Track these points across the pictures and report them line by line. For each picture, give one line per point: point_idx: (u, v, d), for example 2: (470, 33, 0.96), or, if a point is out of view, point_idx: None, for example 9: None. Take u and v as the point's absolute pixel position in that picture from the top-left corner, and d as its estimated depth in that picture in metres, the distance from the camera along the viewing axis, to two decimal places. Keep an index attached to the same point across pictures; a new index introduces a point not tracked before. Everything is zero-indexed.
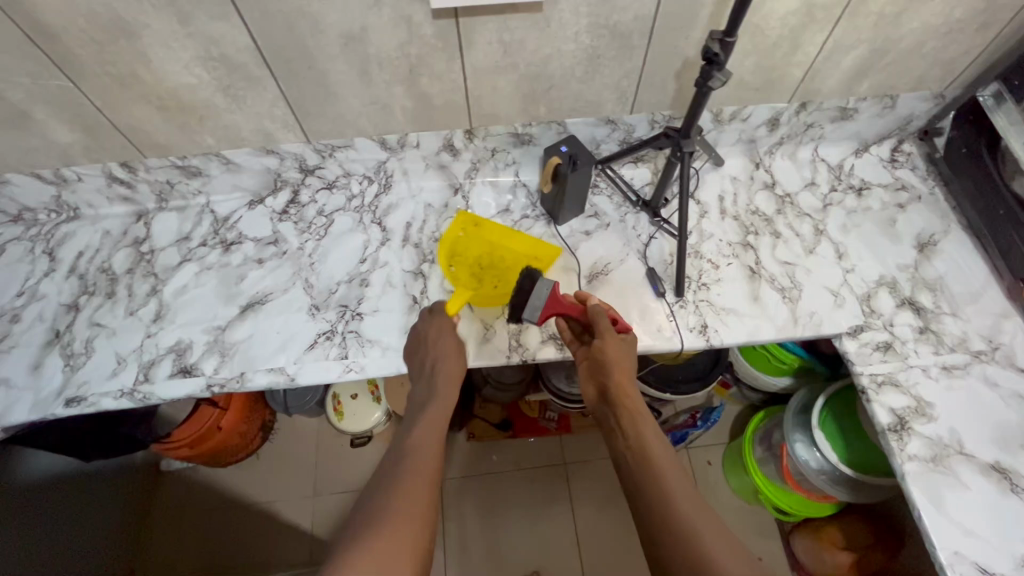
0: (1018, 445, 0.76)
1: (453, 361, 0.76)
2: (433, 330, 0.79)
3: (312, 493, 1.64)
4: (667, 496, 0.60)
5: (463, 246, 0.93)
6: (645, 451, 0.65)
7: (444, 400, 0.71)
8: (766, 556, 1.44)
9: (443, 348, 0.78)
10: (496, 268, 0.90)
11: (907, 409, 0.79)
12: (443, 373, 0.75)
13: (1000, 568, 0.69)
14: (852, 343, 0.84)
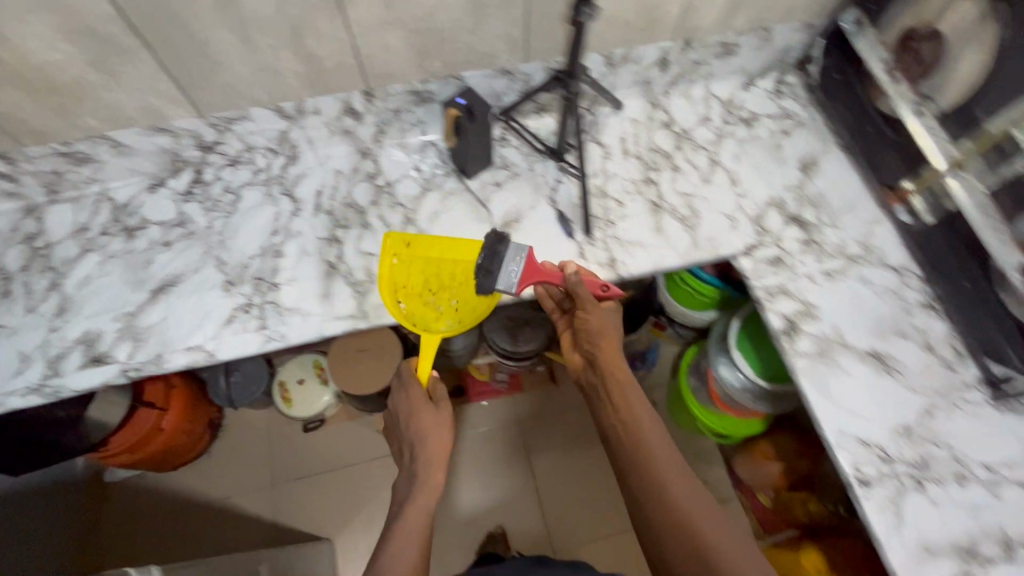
0: (892, 333, 0.85)
1: (430, 426, 0.96)
2: (407, 403, 0.98)
3: (269, 483, 1.63)
4: (648, 464, 0.74)
5: (402, 272, 0.88)
6: (628, 424, 0.78)
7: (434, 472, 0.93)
8: (711, 479, 1.55)
9: (423, 424, 0.97)
10: (449, 285, 0.87)
11: (796, 313, 0.87)
12: (424, 443, 0.95)
13: (879, 439, 0.78)
14: (747, 261, 0.91)
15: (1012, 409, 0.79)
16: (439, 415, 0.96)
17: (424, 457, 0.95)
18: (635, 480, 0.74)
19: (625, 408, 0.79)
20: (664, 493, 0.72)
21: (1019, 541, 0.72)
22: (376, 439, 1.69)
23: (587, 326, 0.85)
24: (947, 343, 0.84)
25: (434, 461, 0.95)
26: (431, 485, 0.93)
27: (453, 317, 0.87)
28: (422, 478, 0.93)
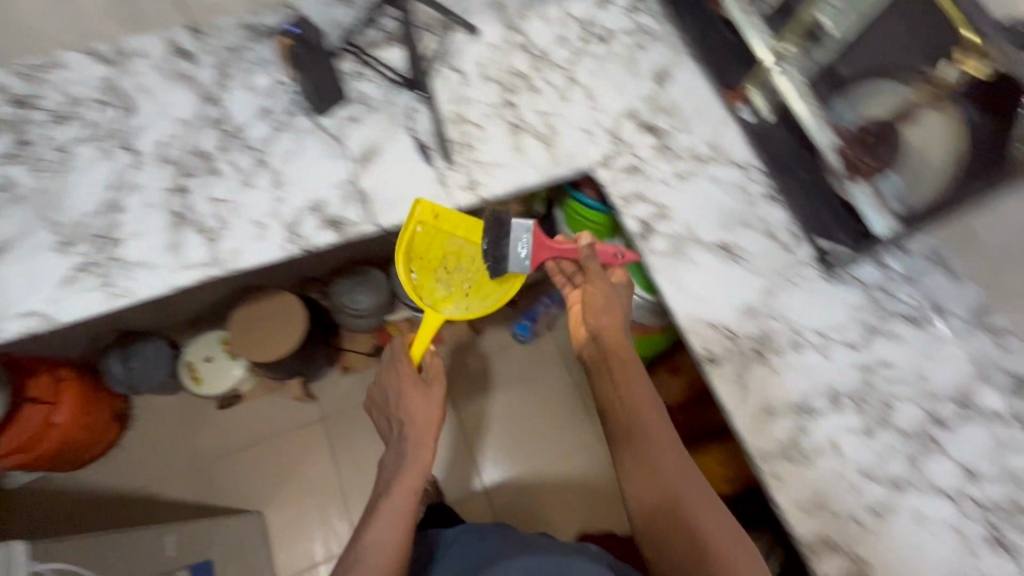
0: (737, 224, 0.90)
1: (420, 412, 0.93)
2: (397, 382, 0.95)
3: (190, 466, 1.60)
4: (649, 446, 0.78)
5: (418, 244, 0.85)
6: (632, 407, 0.81)
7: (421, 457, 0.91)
8: None
9: (414, 409, 0.93)
10: (462, 267, 0.89)
11: (651, 215, 0.90)
12: (412, 427, 0.93)
13: (725, 321, 0.84)
14: (604, 171, 0.93)
15: (838, 279, 0.87)
16: (427, 401, 0.94)
17: (410, 441, 0.92)
18: (636, 459, 0.78)
19: (628, 387, 0.82)
20: (661, 476, 0.76)
21: (844, 392, 0.80)
22: (297, 407, 1.67)
23: (600, 299, 0.87)
24: (786, 228, 0.90)
25: (421, 445, 0.92)
26: (417, 464, 0.90)
27: (461, 301, 0.88)
28: (410, 458, 0.91)
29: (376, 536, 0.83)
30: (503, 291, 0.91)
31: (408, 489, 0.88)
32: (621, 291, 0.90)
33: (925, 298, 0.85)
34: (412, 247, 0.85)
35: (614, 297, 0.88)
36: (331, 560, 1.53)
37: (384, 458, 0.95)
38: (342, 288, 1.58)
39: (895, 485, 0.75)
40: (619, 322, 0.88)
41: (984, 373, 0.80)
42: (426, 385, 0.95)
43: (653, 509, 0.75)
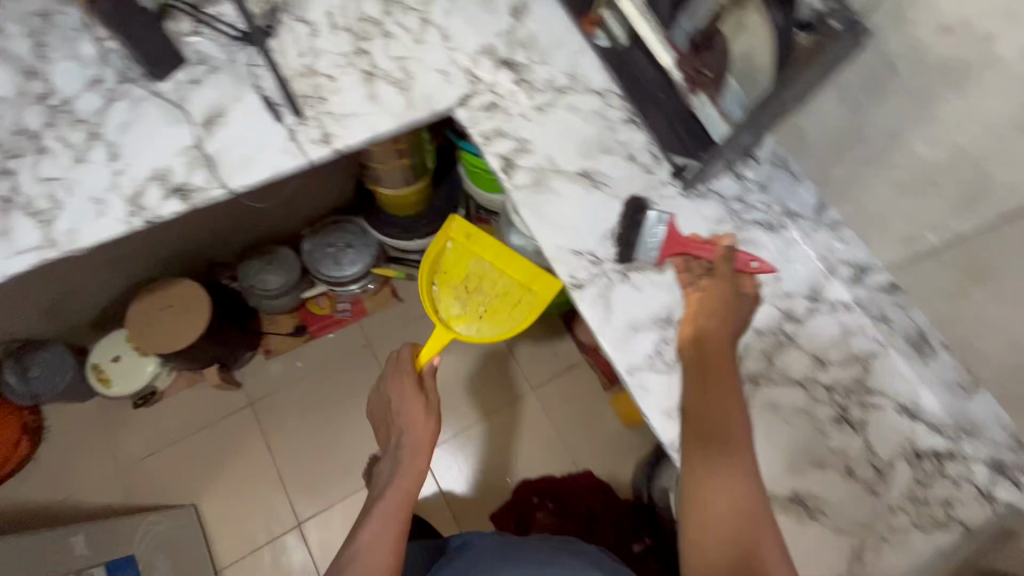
0: (599, 151, 0.91)
1: (419, 418, 0.95)
2: (398, 391, 0.98)
3: (116, 470, 1.55)
4: (731, 462, 0.65)
5: (450, 261, 1.04)
6: (721, 413, 0.67)
7: (413, 464, 0.92)
8: (560, 349, 1.67)
9: (410, 416, 0.96)
10: (482, 291, 1.02)
11: (512, 150, 0.90)
12: (412, 433, 0.95)
13: (590, 247, 0.86)
14: (463, 111, 0.93)
15: (697, 194, 0.89)
16: (426, 410, 0.96)
17: (409, 447, 0.94)
18: (709, 469, 0.65)
19: (722, 388, 0.69)
20: (740, 500, 0.64)
21: None
22: (224, 396, 1.64)
23: (710, 301, 0.78)
24: (646, 149, 0.92)
25: (417, 452, 0.93)
26: (412, 469, 0.91)
27: (473, 321, 1.00)
28: (404, 464, 0.92)
29: (371, 539, 0.82)
30: (515, 318, 0.99)
31: (404, 491, 0.88)
32: (749, 299, 0.80)
33: (778, 203, 0.88)
34: (443, 264, 1.05)
35: (736, 308, 0.78)
36: (273, 541, 1.52)
37: (383, 465, 0.96)
38: (253, 268, 1.54)
39: (751, 380, 0.80)
40: (729, 336, 0.75)
41: (831, 267, 0.84)
42: (425, 394, 0.98)
43: (710, 525, 0.64)
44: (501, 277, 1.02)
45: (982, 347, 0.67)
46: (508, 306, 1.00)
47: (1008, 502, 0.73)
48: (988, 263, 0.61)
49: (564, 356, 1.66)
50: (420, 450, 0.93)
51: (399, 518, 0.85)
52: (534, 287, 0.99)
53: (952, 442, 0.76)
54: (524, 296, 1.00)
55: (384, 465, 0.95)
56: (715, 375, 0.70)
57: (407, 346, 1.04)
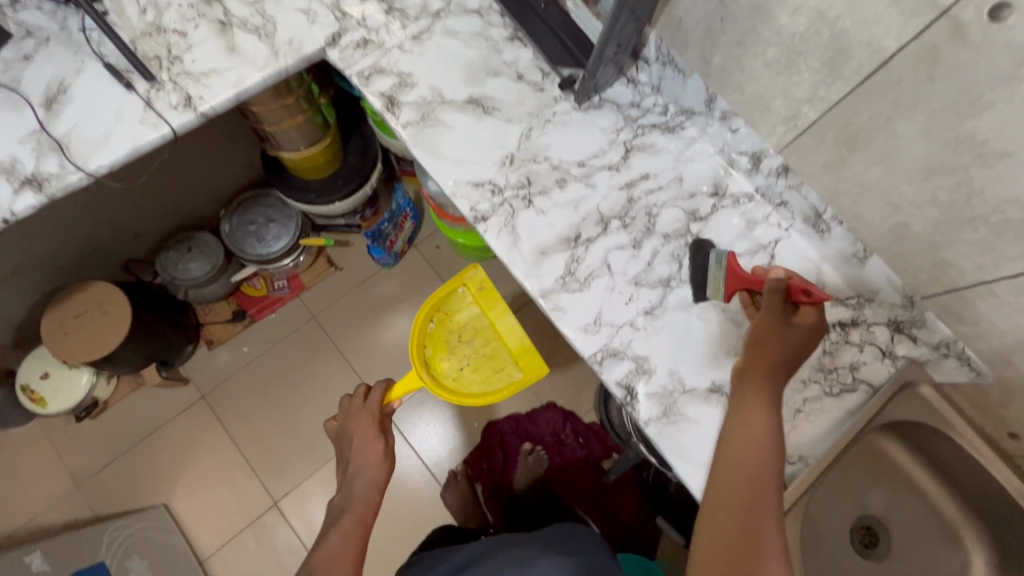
0: (485, 75, 0.87)
1: (374, 459, 0.93)
2: (356, 429, 0.97)
3: (74, 486, 1.51)
4: (746, 457, 0.60)
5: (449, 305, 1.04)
6: (742, 413, 0.63)
7: (366, 497, 0.89)
8: (509, 291, 1.66)
9: (367, 451, 0.94)
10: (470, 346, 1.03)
11: (394, 86, 0.86)
12: (366, 469, 0.92)
13: (488, 175, 0.83)
14: (334, 52, 0.87)
15: (591, 106, 0.87)
16: (384, 451, 0.94)
17: (362, 482, 0.91)
18: (723, 466, 0.61)
19: (749, 390, 0.65)
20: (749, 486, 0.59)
21: (611, 214, 0.83)
22: (173, 395, 1.60)
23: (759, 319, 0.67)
24: (535, 68, 0.88)
25: (373, 488, 0.91)
26: (368, 500, 0.89)
27: (452, 372, 1.02)
28: (359, 498, 0.89)
29: (326, 560, 0.79)
30: (490, 384, 1.00)
31: (360, 520, 0.85)
32: (807, 320, 0.67)
33: (673, 103, 0.87)
34: (443, 308, 1.05)
35: (803, 331, 0.66)
36: (253, 524, 1.52)
37: (336, 500, 0.93)
38: (172, 260, 1.46)
39: (663, 284, 0.80)
40: (784, 356, 0.65)
41: (730, 159, 0.84)
42: (385, 435, 0.97)
43: (715, 522, 0.58)
44: (493, 340, 1.02)
45: (866, 213, 0.69)
46: (489, 369, 1.01)
47: (906, 356, 0.77)
48: (859, 127, 0.62)
49: (514, 297, 1.65)
50: (373, 486, 0.91)
51: (357, 541, 0.82)
52: (522, 366, 0.98)
53: (855, 310, 0.79)
54: (507, 368, 1.00)
55: (337, 498, 0.92)
56: (748, 378, 0.65)
57: (381, 382, 1.05)
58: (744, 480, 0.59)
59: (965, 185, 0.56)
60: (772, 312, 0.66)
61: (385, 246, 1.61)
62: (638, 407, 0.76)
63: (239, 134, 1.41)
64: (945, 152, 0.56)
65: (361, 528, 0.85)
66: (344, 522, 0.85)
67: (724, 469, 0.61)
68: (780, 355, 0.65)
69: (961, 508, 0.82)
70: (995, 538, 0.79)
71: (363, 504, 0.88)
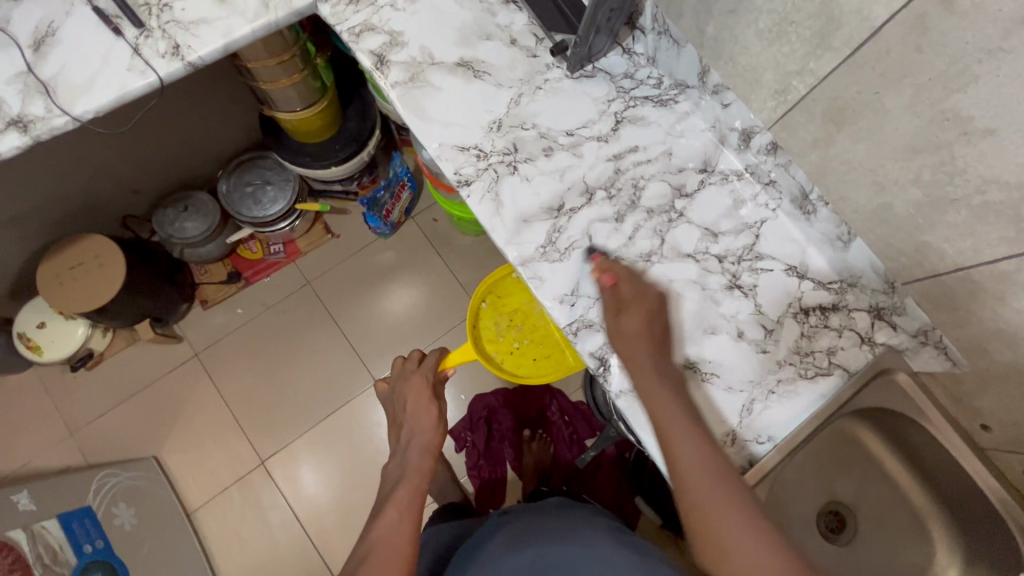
0: (477, 38, 0.86)
1: (428, 425, 0.96)
2: (408, 394, 1.00)
3: (68, 434, 1.55)
4: (714, 486, 0.62)
5: (503, 287, 1.06)
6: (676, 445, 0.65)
7: (418, 468, 0.90)
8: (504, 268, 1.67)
9: (422, 420, 0.97)
10: (522, 329, 1.03)
11: (384, 45, 0.85)
12: (419, 436, 0.95)
13: (474, 140, 0.82)
14: (326, 7, 0.86)
15: (583, 74, 0.85)
16: (437, 415, 0.97)
17: (416, 450, 0.94)
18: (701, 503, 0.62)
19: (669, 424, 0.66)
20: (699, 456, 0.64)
21: (597, 185, 0.82)
22: (168, 351, 1.62)
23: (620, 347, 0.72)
24: (529, 33, 0.86)
25: (426, 454, 0.93)
26: (422, 465, 0.91)
27: (502, 351, 1.02)
28: (412, 466, 0.90)
29: (387, 530, 0.79)
30: (539, 369, 1.00)
31: (415, 486, 0.87)
32: (637, 309, 0.72)
33: (667, 76, 0.85)
34: (498, 288, 1.06)
35: (648, 331, 0.72)
36: (240, 481, 1.55)
37: (388, 468, 0.95)
38: (169, 218, 1.46)
39: (644, 259, 0.80)
40: (652, 369, 0.70)
41: (722, 135, 0.82)
42: (437, 400, 1.00)
43: (732, 557, 0.59)
44: (544, 324, 1.03)
45: (852, 194, 0.68)
46: (538, 355, 1.01)
47: (885, 343, 0.76)
48: (846, 101, 0.61)
49: None
50: (425, 453, 0.93)
51: (413, 515, 0.82)
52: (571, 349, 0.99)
53: (837, 295, 0.78)
54: (557, 355, 1.01)
55: (390, 466, 0.95)
56: (663, 415, 0.67)
57: (435, 351, 1.08)
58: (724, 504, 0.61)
59: (948, 164, 0.55)
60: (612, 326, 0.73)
61: (381, 216, 1.60)
62: (611, 378, 0.76)
63: (240, 95, 1.41)
64: (930, 129, 0.54)
65: (416, 497, 0.85)
66: (400, 488, 0.86)
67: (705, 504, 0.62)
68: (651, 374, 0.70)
69: (931, 500, 0.82)
70: (960, 527, 0.80)
71: (418, 470, 0.90)
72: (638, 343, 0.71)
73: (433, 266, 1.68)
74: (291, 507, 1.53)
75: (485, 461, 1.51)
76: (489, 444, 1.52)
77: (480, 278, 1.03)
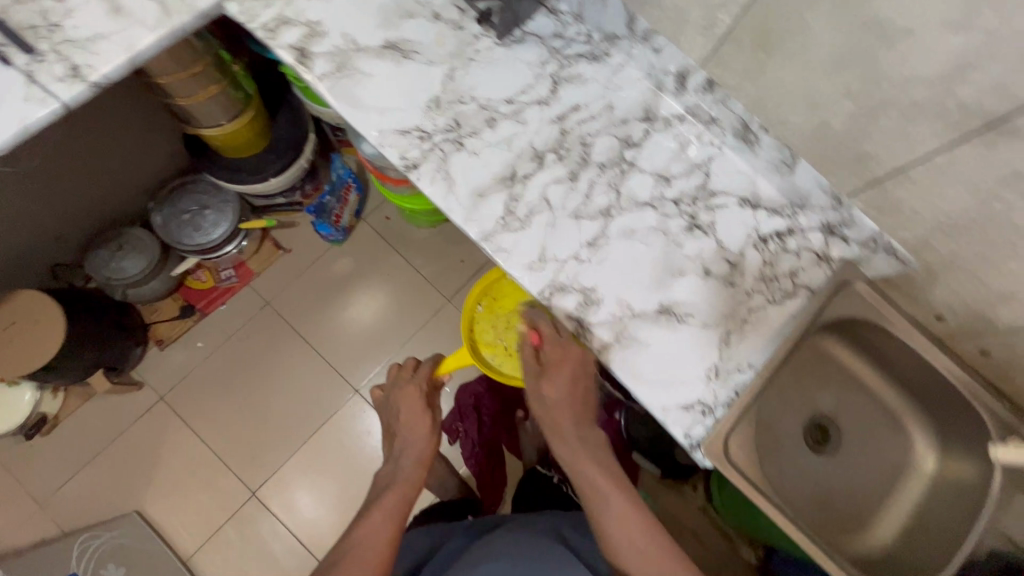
0: (399, 17, 0.83)
1: (421, 436, 0.95)
2: (403, 403, 0.98)
3: (37, 506, 1.45)
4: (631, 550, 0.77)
5: (500, 290, 1.05)
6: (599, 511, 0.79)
7: (405, 477, 0.91)
8: (467, 255, 1.65)
9: (416, 430, 0.96)
10: (520, 331, 1.02)
11: (304, 37, 0.81)
12: (411, 447, 0.95)
13: (415, 122, 0.80)
14: (233, 5, 0.81)
15: (513, 41, 0.84)
16: (431, 426, 0.96)
17: (408, 459, 0.94)
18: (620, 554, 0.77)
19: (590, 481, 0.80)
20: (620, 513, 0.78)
21: (545, 148, 0.81)
22: (130, 400, 1.53)
23: (548, 417, 0.84)
24: (451, 6, 0.84)
25: (417, 465, 0.94)
26: (410, 475, 0.92)
27: (501, 354, 1.01)
28: (402, 474, 0.92)
29: (367, 531, 0.83)
30: None
31: (402, 496, 0.88)
32: (561, 378, 0.83)
33: (596, 30, 0.85)
34: (494, 291, 1.06)
35: (570, 400, 0.83)
36: (234, 518, 1.49)
37: (379, 474, 0.96)
38: (102, 259, 1.37)
39: (604, 214, 0.80)
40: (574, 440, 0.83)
41: (658, 82, 0.83)
42: (432, 411, 0.98)
43: None
44: None
45: (791, 117, 0.70)
46: None
47: (840, 258, 0.80)
48: (772, 26, 0.62)
49: (474, 259, 1.65)
50: (417, 466, 0.93)
51: (394, 522, 0.84)
52: None
53: (790, 219, 0.81)
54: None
55: (382, 472, 0.96)
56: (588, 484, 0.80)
57: (430, 357, 1.04)
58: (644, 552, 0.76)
59: (874, 71, 0.57)
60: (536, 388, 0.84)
61: (331, 222, 1.54)
62: (591, 336, 0.77)
63: (158, 118, 1.33)
64: (854, 38, 0.56)
65: (398, 502, 0.87)
66: (386, 494, 0.88)
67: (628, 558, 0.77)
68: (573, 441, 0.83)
69: (901, 397, 0.87)
70: (931, 417, 0.85)
71: (407, 481, 0.90)
72: (560, 412, 0.83)
73: (394, 265, 1.64)
74: (292, 534, 1.49)
75: (481, 450, 1.49)
76: (482, 431, 1.50)
77: (474, 282, 1.04)
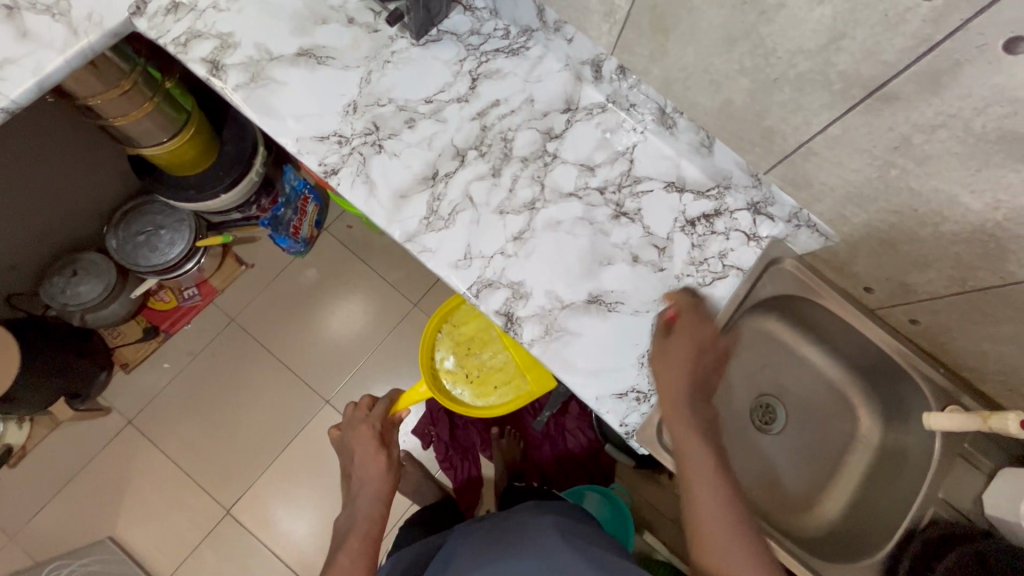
0: (313, 24, 0.83)
1: (377, 473, 0.97)
2: (357, 443, 1.01)
3: (8, 538, 1.44)
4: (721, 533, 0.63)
5: (458, 314, 1.04)
6: (696, 496, 0.65)
7: (365, 516, 0.92)
8: None
9: (370, 469, 0.97)
10: (479, 357, 1.02)
11: (216, 49, 0.81)
12: (370, 484, 0.96)
13: (333, 127, 0.80)
14: (142, 21, 0.81)
15: (429, 40, 0.84)
16: (386, 463, 0.98)
17: (366, 497, 0.95)
18: (701, 536, 0.64)
19: (689, 460, 0.66)
20: (724, 505, 0.64)
21: (466, 145, 0.81)
22: (97, 426, 1.53)
23: (660, 368, 0.70)
24: (365, 9, 0.84)
25: (378, 502, 0.94)
26: (371, 512, 0.93)
27: (462, 383, 1.01)
28: (365, 513, 0.93)
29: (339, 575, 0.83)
30: (497, 398, 1.00)
31: (367, 533, 0.89)
32: (684, 338, 0.71)
33: (513, 25, 0.85)
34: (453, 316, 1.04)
35: (686, 359, 0.70)
36: (209, 536, 1.49)
37: (339, 518, 0.97)
38: (58, 287, 1.36)
39: (528, 208, 0.80)
40: (687, 397, 0.69)
41: (577, 72, 0.83)
42: (386, 447, 1.00)
43: None
44: (503, 349, 1.01)
45: (698, 98, 0.71)
46: (496, 382, 1.01)
47: (769, 237, 0.79)
48: (663, 9, 0.62)
49: None
50: (377, 501, 0.94)
51: (365, 558, 0.85)
52: (530, 376, 0.98)
53: (717, 201, 0.80)
54: (516, 381, 1.00)
55: (342, 517, 0.96)
56: (689, 464, 0.66)
57: (386, 397, 1.09)
58: (724, 533, 0.63)
59: (759, 46, 0.57)
60: (659, 346, 0.72)
61: (289, 234, 1.50)
62: (520, 330, 0.76)
63: (100, 140, 1.32)
64: (736, 15, 0.56)
65: (366, 545, 0.88)
66: (351, 537, 0.89)
67: (712, 545, 0.63)
68: (682, 405, 0.69)
69: (845, 371, 0.87)
70: (874, 389, 0.85)
71: (369, 517, 0.92)
72: (676, 371, 0.70)
73: (359, 274, 1.63)
74: (272, 551, 1.48)
75: (455, 452, 1.48)
76: (454, 433, 1.48)
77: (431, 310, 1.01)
